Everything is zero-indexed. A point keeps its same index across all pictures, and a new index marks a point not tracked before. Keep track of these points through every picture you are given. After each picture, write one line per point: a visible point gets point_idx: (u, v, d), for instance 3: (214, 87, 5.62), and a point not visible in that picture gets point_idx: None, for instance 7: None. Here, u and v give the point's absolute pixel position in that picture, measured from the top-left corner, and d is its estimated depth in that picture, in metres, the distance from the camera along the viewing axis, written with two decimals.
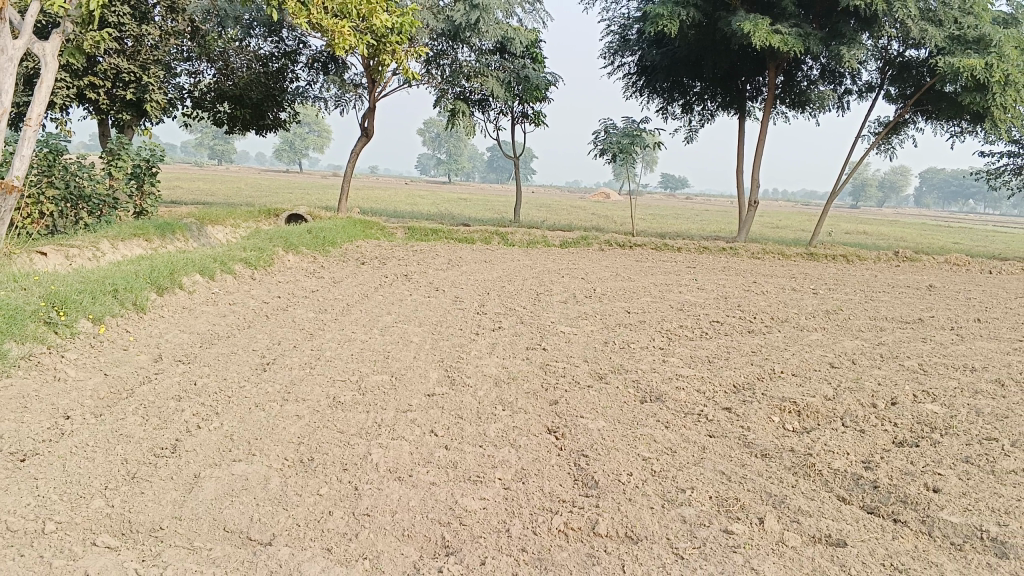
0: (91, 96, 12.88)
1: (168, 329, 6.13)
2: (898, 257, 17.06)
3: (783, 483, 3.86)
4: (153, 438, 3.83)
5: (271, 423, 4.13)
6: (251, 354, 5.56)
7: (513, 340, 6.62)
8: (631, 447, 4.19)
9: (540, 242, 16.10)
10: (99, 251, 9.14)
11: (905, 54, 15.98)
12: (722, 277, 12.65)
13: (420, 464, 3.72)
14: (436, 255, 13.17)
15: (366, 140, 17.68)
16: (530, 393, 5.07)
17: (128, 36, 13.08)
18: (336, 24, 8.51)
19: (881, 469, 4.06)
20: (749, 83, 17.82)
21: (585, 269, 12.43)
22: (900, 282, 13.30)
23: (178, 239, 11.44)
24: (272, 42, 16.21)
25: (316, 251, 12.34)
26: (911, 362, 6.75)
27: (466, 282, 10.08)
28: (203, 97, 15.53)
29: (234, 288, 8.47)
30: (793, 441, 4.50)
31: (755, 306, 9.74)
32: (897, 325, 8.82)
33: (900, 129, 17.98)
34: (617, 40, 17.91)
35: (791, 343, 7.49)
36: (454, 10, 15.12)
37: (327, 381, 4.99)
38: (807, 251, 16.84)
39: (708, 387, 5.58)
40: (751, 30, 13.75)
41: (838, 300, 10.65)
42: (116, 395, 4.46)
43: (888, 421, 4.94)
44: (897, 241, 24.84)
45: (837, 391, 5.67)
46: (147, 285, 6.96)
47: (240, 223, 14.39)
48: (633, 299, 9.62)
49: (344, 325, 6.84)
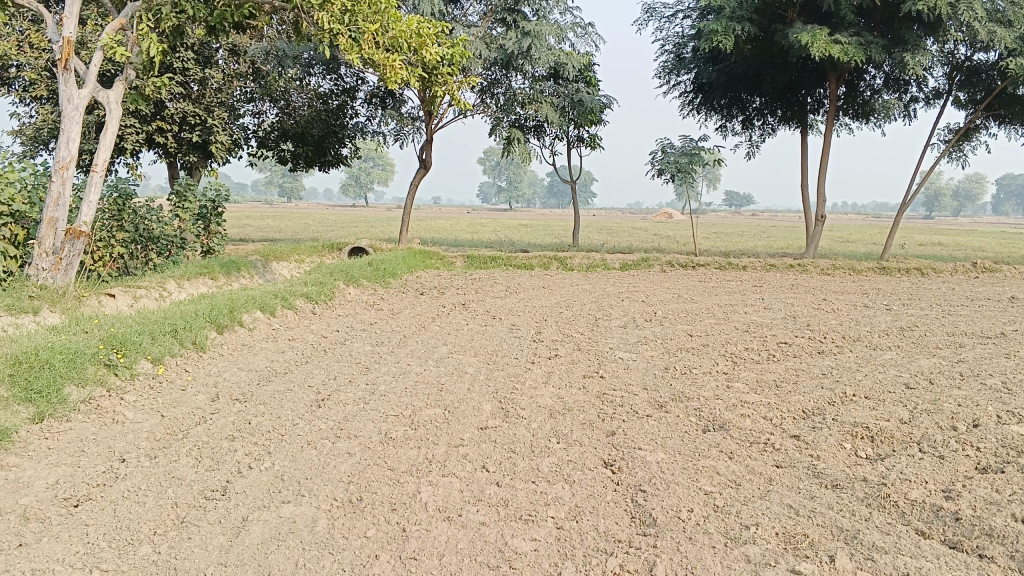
0: (159, 140, 13.34)
1: (226, 367, 6.18)
2: (976, 268, 16.35)
3: (856, 516, 3.62)
4: (204, 480, 3.82)
5: (322, 462, 4.09)
6: (306, 390, 5.55)
7: (570, 368, 6.49)
8: (692, 481, 4.00)
9: (600, 266, 15.93)
10: (166, 291, 9.37)
11: (974, 58, 15.40)
12: (790, 295, 12.30)
13: (470, 503, 3.62)
14: (495, 283, 13.14)
15: (425, 172, 17.85)
16: (587, 424, 4.93)
17: (193, 80, 13.55)
18: (388, 59, 8.56)
19: (962, 499, 3.78)
20: (810, 95, 17.43)
21: (647, 291, 12.23)
22: (980, 294, 12.73)
23: (243, 276, 11.69)
24: (331, 80, 16.51)
25: (377, 284, 12.44)
26: (994, 380, 6.37)
27: (524, 309, 9.99)
28: (266, 137, 15.93)
29: (294, 323, 8.55)
30: (866, 469, 4.24)
31: (824, 324, 9.39)
32: (978, 341, 8.37)
33: (971, 135, 17.32)
34: (672, 59, 17.75)
35: (863, 364, 7.16)
36: (507, 39, 15.22)
37: (380, 418, 4.93)
38: (878, 265, 16.29)
39: (775, 413, 5.34)
40: (809, 42, 13.43)
41: (913, 316, 10.21)
42: (171, 436, 4.48)
43: (969, 446, 4.63)
44: (973, 251, 23.89)
45: (913, 414, 5.36)
46: (207, 324, 7.05)
47: (303, 258, 14.66)
48: (696, 322, 9.38)
49: (400, 358, 6.80)
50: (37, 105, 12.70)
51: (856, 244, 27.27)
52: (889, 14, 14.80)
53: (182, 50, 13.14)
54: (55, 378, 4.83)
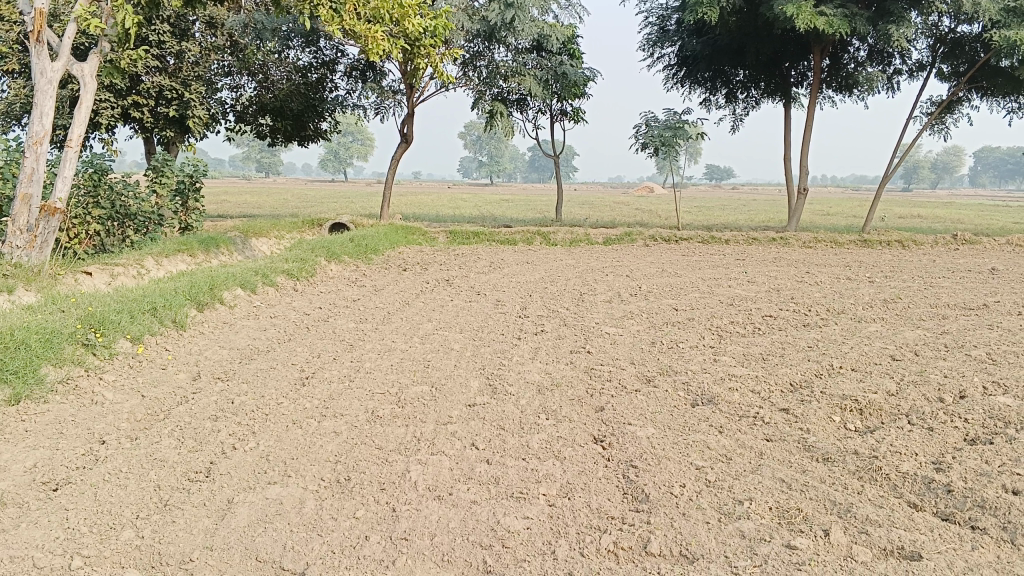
0: (135, 115, 13.08)
1: (208, 345, 6.07)
2: (956, 240, 16.45)
3: (848, 490, 3.60)
4: (187, 461, 3.74)
5: (308, 441, 4.02)
6: (289, 369, 5.46)
7: (557, 344, 6.44)
8: (683, 456, 3.97)
9: (583, 240, 15.87)
10: (145, 269, 9.20)
11: (957, 29, 15.39)
12: (773, 268, 12.30)
13: (460, 481, 3.56)
14: (478, 258, 13.05)
15: (406, 146, 17.65)
16: (576, 399, 4.88)
17: (169, 54, 13.27)
18: (369, 29, 8.36)
19: (954, 471, 3.77)
20: (793, 68, 17.38)
21: (631, 266, 12.19)
22: (961, 266, 12.81)
23: (222, 253, 11.53)
24: (310, 52, 16.22)
25: (358, 259, 12.31)
26: (979, 352, 6.38)
27: (509, 285, 9.92)
28: (244, 111, 15.68)
29: (275, 300, 8.44)
30: (856, 442, 4.23)
31: (808, 297, 9.39)
32: (961, 313, 8.41)
33: (953, 107, 17.35)
34: (655, 31, 17.60)
35: (849, 336, 7.15)
36: (489, 11, 14.98)
37: (366, 396, 4.85)
38: (860, 237, 16.35)
39: (763, 387, 5.32)
40: (794, 13, 13.32)
41: (896, 288, 10.23)
42: (152, 417, 4.39)
43: (957, 418, 4.63)
44: (953, 223, 24.06)
45: (900, 386, 5.36)
46: (186, 302, 6.93)
47: (283, 234, 14.48)
48: (681, 296, 9.35)
49: (384, 335, 6.72)
50: (8, 80, 12.39)
51: (836, 218, 27.40)
52: None
53: (156, 22, 12.86)
54: (31, 359, 4.71)
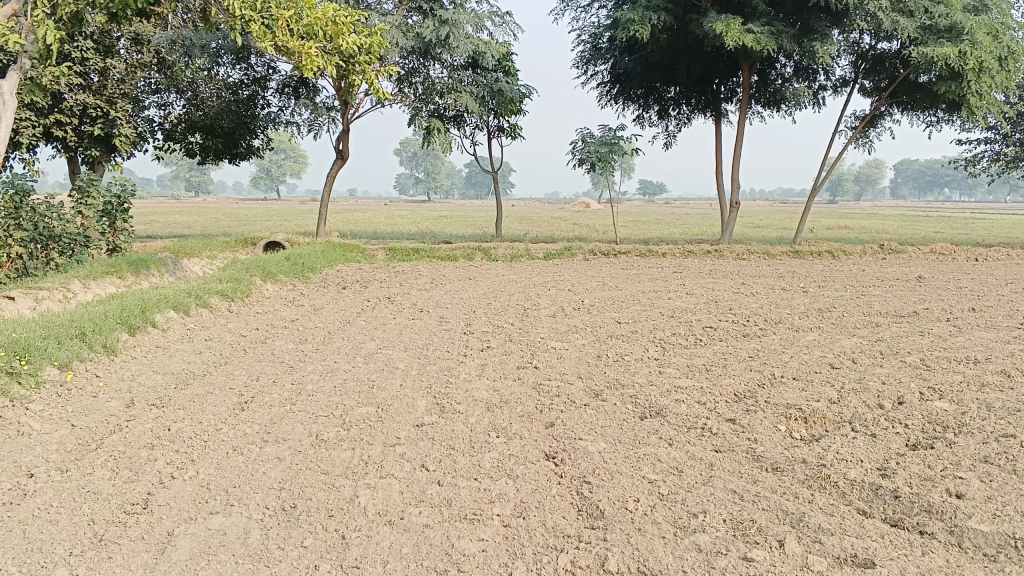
0: (58, 134, 12.61)
1: (141, 371, 5.83)
2: (883, 249, 16.99)
3: (799, 499, 3.63)
4: (122, 493, 3.56)
5: (250, 469, 3.87)
6: (228, 393, 5.27)
7: (503, 360, 6.38)
8: (635, 470, 3.95)
9: (523, 255, 15.87)
10: (71, 292, 8.84)
11: (878, 47, 15.97)
12: (710, 280, 12.50)
13: (411, 505, 3.47)
14: (419, 275, 12.93)
15: (342, 163, 17.45)
16: (525, 416, 4.83)
17: (93, 70, 12.85)
18: (302, 46, 8.20)
19: (898, 476, 3.84)
20: (723, 84, 17.79)
21: (571, 280, 12.24)
22: (889, 275, 13.22)
23: (153, 274, 11.17)
24: (241, 69, 15.92)
25: (296, 278, 12.07)
26: (914, 358, 6.56)
27: (451, 301, 9.84)
28: (173, 129, 15.28)
29: (210, 322, 8.18)
30: (803, 451, 4.27)
31: (746, 308, 9.55)
32: (893, 320, 8.65)
33: (876, 122, 17.97)
34: (588, 49, 17.82)
35: (789, 345, 7.28)
36: (423, 27, 14.94)
37: (310, 419, 4.72)
38: (792, 248, 16.75)
39: (709, 398, 5.35)
40: (723, 30, 13.62)
41: (830, 297, 10.48)
42: (84, 447, 4.17)
43: (899, 423, 4.73)
44: (878, 233, 24.92)
45: (841, 394, 5.45)
46: (117, 326, 6.66)
47: (216, 254, 14.12)
48: (623, 309, 9.40)
49: (326, 355, 6.57)
50: None
51: (767, 230, 28.05)
52: (798, 3, 15.18)
53: (79, 38, 12.46)
54: None
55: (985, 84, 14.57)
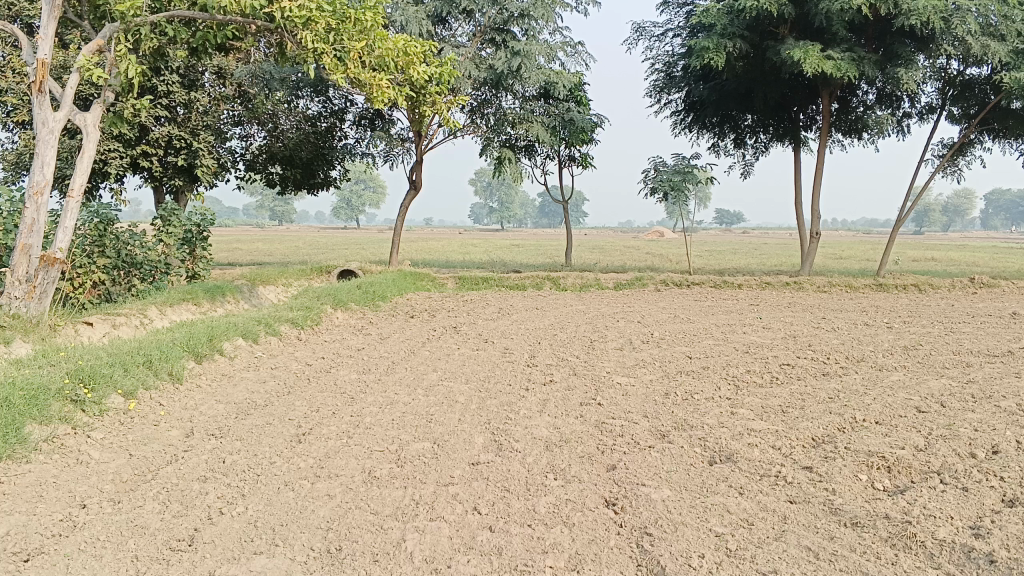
0: (144, 164, 13.03)
1: (204, 399, 5.85)
2: (974, 283, 16.16)
3: (881, 560, 3.33)
4: (170, 529, 3.50)
5: (299, 506, 3.77)
6: (286, 425, 5.22)
7: (567, 395, 6.18)
8: (702, 522, 3.70)
9: (593, 285, 15.66)
10: (148, 318, 9.06)
11: (967, 72, 15.31)
12: (787, 313, 12.04)
13: (460, 552, 3.32)
14: (487, 304, 12.87)
15: (415, 193, 17.61)
16: (585, 457, 4.62)
17: (178, 104, 13.28)
18: (373, 77, 8.24)
19: (994, 537, 3.48)
20: (803, 112, 17.33)
21: (642, 311, 11.97)
22: (981, 310, 12.52)
23: (228, 301, 11.40)
24: (319, 102, 16.25)
25: (366, 306, 12.15)
26: (1009, 403, 6.08)
27: (517, 332, 9.70)
28: (255, 160, 15.68)
29: (277, 350, 8.24)
30: (886, 504, 3.95)
31: (826, 344, 9.12)
32: (985, 360, 8.12)
33: (965, 150, 17.20)
34: (662, 78, 17.65)
35: (871, 386, 6.86)
36: (496, 59, 14.98)
37: (364, 454, 4.62)
38: (875, 281, 16.07)
39: (784, 442, 5.05)
40: (801, 57, 13.21)
41: (916, 335, 9.93)
42: (138, 478, 4.16)
43: (993, 476, 4.34)
44: (968, 266, 23.81)
45: (928, 441, 5.06)
46: (184, 353, 6.74)
47: (291, 282, 14.38)
48: (694, 343, 9.09)
49: (387, 387, 6.49)
50: (19, 131, 12.40)
51: (848, 261, 27.10)
52: (881, 29, 14.67)
53: (166, 73, 12.92)
54: (16, 416, 4.49)
55: None
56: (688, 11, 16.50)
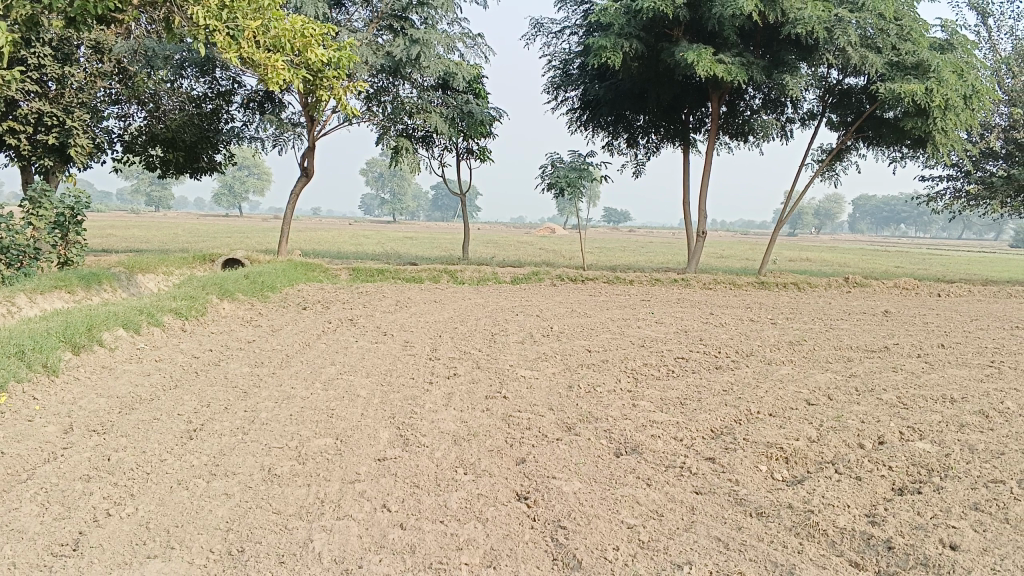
0: (11, 141, 12.12)
1: (83, 393, 5.45)
2: (848, 282, 17.07)
3: (788, 549, 3.41)
4: (51, 533, 3.21)
5: (195, 506, 3.54)
6: (175, 420, 4.92)
7: (471, 388, 6.10)
8: (613, 514, 3.70)
9: (490, 279, 15.64)
10: (16, 306, 8.41)
11: (845, 82, 16.14)
12: (678, 309, 12.37)
13: (371, 551, 3.19)
14: (383, 296, 12.64)
15: (307, 180, 17.11)
16: (494, 451, 4.56)
17: (50, 78, 12.42)
18: (269, 59, 7.86)
19: (889, 524, 3.63)
20: (692, 114, 17.86)
21: (539, 305, 12.02)
22: (856, 308, 13.24)
23: (105, 289, 10.72)
24: (205, 82, 15.53)
25: (254, 297, 11.68)
26: (890, 395, 6.40)
27: (416, 325, 9.55)
28: (133, 142, 14.84)
29: (161, 341, 7.80)
30: (788, 494, 4.06)
31: (717, 339, 9.39)
32: (864, 355, 8.56)
33: (842, 156, 18.12)
34: (559, 75, 17.80)
35: (763, 380, 7.10)
36: (394, 46, 14.71)
37: (262, 451, 4.40)
38: (758, 280, 16.73)
39: (685, 434, 5.14)
40: (695, 60, 13.56)
41: (799, 330, 10.38)
42: (12, 478, 3.81)
43: (882, 465, 4.53)
44: (840, 266, 25.19)
45: (820, 432, 5.26)
46: (59, 344, 6.27)
47: (173, 270, 13.69)
48: (593, 337, 9.18)
49: (283, 381, 6.23)
50: None
51: (730, 260, 28.17)
52: (768, 36, 15.26)
53: (37, 44, 12.06)
54: None
55: (951, 122, 14.75)
56: (585, 10, 16.69)
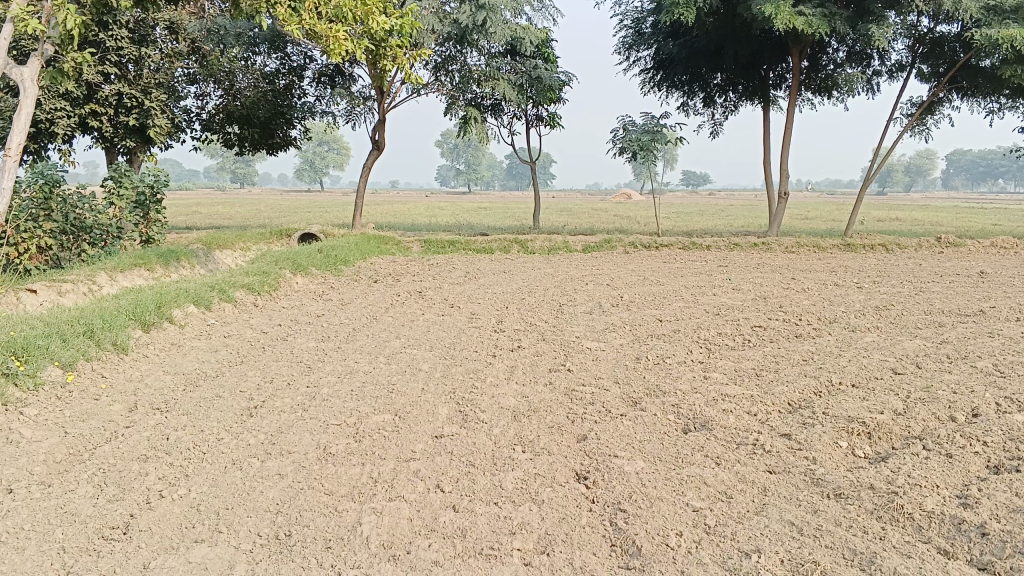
0: (94, 125, 12.44)
1: (150, 370, 5.52)
2: (940, 242, 16.16)
3: (869, 535, 3.14)
4: (103, 515, 3.20)
5: (247, 487, 3.49)
6: (237, 398, 4.91)
7: (535, 362, 5.94)
8: (678, 496, 3.48)
9: (561, 248, 15.41)
10: (97, 285, 8.63)
11: (937, 29, 15.15)
12: (757, 274, 11.90)
13: (420, 536, 3.08)
14: (453, 267, 12.56)
15: (378, 153, 17.13)
16: (555, 427, 4.39)
17: (128, 60, 12.67)
18: (330, 29, 7.74)
19: (983, 507, 3.31)
20: (771, 70, 17.09)
21: (611, 274, 11.75)
22: (949, 270, 12.50)
23: (183, 266, 10.94)
24: (277, 58, 15.66)
25: (327, 271, 11.76)
26: (985, 363, 5.95)
27: (484, 296, 9.42)
28: (211, 120, 15.12)
29: (232, 317, 7.88)
30: (869, 474, 3.76)
31: (797, 305, 8.97)
32: (957, 320, 8.03)
33: (933, 108, 17.09)
34: (630, 35, 17.27)
35: (846, 348, 6.71)
36: (459, 13, 14.47)
37: (319, 428, 4.34)
38: (843, 242, 16.00)
39: (760, 408, 4.86)
40: (773, 13, 12.91)
41: (886, 295, 9.83)
42: (74, 458, 3.85)
43: (976, 441, 4.17)
44: (932, 225, 24.02)
45: (908, 405, 4.90)
46: (130, 322, 6.38)
47: (249, 246, 13.92)
48: (664, 306, 8.89)
49: (347, 355, 6.20)
50: None
51: (815, 221, 27.20)
52: None
53: (114, 27, 12.28)
54: None
55: None
56: None
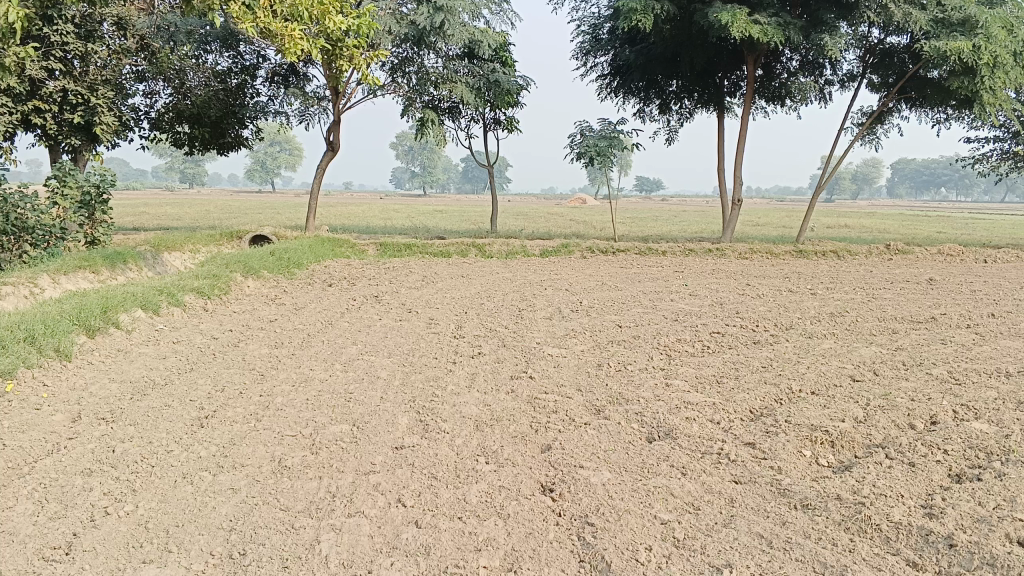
0: (37, 122, 12.01)
1: (95, 378, 5.29)
2: (889, 249, 16.49)
3: (838, 547, 3.11)
4: (43, 535, 3.02)
5: (199, 503, 3.33)
6: (187, 407, 4.72)
7: (495, 369, 5.84)
8: (646, 508, 3.42)
9: (519, 252, 15.34)
10: (38, 288, 8.30)
11: (887, 41, 15.46)
12: (714, 280, 11.96)
13: (382, 554, 2.95)
14: (410, 271, 12.39)
15: (333, 155, 16.89)
16: (518, 437, 4.30)
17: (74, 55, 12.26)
18: (286, 27, 7.55)
19: (948, 517, 3.31)
20: (726, 78, 17.27)
21: (569, 278, 11.71)
22: (898, 276, 12.72)
23: (130, 269, 10.61)
24: (229, 57, 15.34)
25: (280, 274, 11.51)
26: (940, 370, 6.01)
27: (442, 301, 9.29)
28: (160, 119, 14.73)
29: (181, 322, 7.64)
30: (835, 484, 3.74)
31: (754, 311, 9.02)
32: (910, 326, 8.14)
33: (883, 117, 17.43)
34: (588, 40, 17.30)
35: (804, 355, 6.74)
36: (417, 15, 14.33)
37: (274, 439, 4.18)
38: (796, 248, 16.23)
39: (723, 416, 4.83)
40: (729, 22, 13.01)
41: (840, 301, 9.95)
42: (12, 473, 3.63)
43: (937, 450, 4.18)
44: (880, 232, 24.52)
45: (867, 412, 4.92)
46: (74, 328, 6.12)
47: (199, 248, 13.58)
48: (623, 312, 8.87)
49: (302, 362, 6.02)
50: None
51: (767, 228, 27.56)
52: None
53: (60, 21, 11.87)
54: None
55: (999, 80, 14.03)
56: None
